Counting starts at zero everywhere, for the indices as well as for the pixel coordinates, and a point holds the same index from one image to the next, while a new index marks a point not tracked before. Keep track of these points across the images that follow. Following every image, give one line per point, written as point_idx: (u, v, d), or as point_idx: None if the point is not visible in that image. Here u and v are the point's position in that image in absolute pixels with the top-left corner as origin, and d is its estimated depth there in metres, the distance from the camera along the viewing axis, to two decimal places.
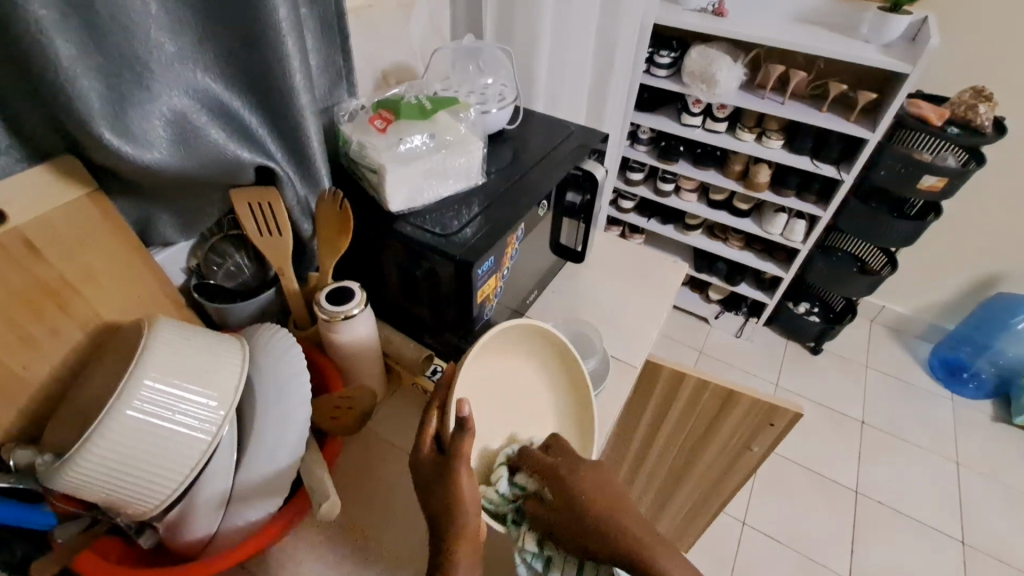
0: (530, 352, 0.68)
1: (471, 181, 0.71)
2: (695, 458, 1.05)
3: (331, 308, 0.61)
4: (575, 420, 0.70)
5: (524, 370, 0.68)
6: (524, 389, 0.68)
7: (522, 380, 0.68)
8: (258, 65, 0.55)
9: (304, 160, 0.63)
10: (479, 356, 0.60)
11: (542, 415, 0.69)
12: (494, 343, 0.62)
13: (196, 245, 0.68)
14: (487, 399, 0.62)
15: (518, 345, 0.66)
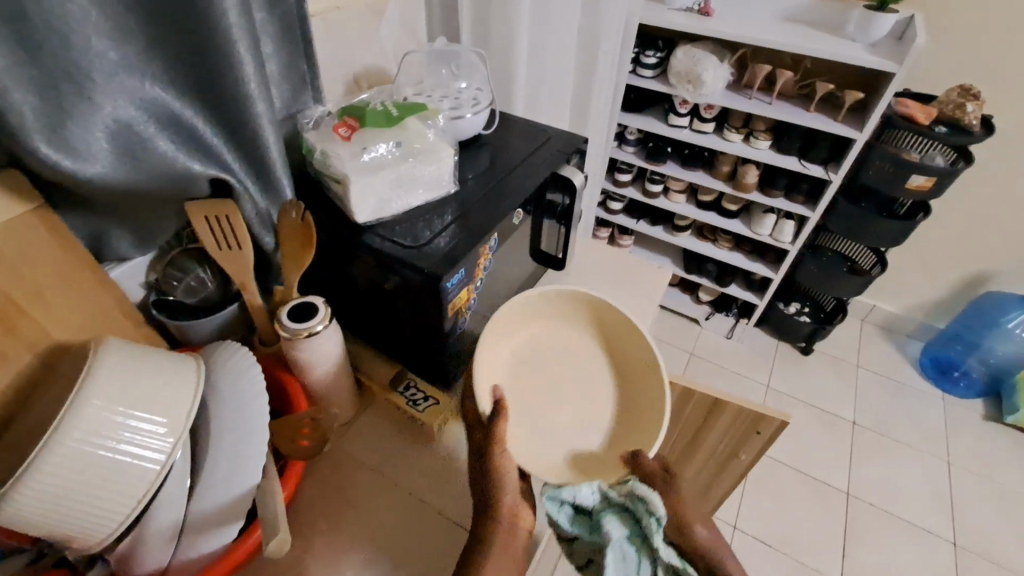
0: (572, 322, 0.77)
1: (442, 189, 0.69)
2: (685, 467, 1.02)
3: (293, 326, 0.58)
4: (638, 373, 0.72)
5: (577, 342, 0.76)
6: (570, 354, 0.75)
7: (574, 348, 0.76)
8: (212, 73, 0.53)
9: (263, 172, 0.61)
10: (512, 326, 0.74)
11: (603, 373, 0.74)
12: (526, 311, 0.75)
13: (156, 259, 0.66)
14: (534, 363, 0.74)
15: (556, 315, 0.77)
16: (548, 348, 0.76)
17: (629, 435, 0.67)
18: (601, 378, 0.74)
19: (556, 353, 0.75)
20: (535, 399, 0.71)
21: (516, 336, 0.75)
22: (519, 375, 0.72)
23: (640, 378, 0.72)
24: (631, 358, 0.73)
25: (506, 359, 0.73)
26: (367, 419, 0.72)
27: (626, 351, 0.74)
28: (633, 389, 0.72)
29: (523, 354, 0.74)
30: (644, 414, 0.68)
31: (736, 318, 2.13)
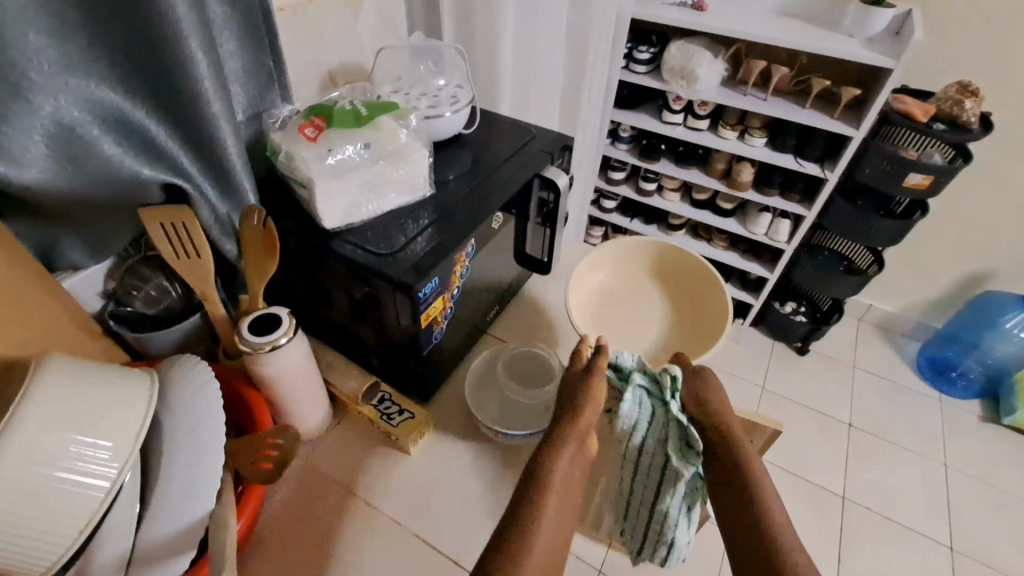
0: (648, 267, 0.88)
1: (417, 193, 0.65)
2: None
3: (255, 340, 0.54)
4: (703, 312, 0.82)
5: (649, 283, 0.87)
6: (644, 293, 0.86)
7: (647, 287, 0.87)
8: (165, 72, 0.49)
9: (223, 175, 0.57)
10: (596, 264, 0.85)
11: (671, 307, 0.84)
12: (610, 253, 0.86)
13: (113, 268, 0.62)
14: (611, 298, 0.85)
15: (636, 260, 0.88)
16: (625, 286, 0.87)
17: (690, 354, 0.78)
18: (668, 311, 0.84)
19: (630, 297, 0.86)
20: (609, 324, 0.82)
21: (598, 273, 0.86)
22: (599, 305, 0.84)
23: (704, 316, 0.81)
24: (701, 300, 0.83)
25: (590, 291, 0.84)
26: (338, 433, 0.68)
27: (695, 293, 0.84)
28: (699, 325, 0.81)
29: (603, 295, 0.85)
30: (704, 341, 0.78)
31: (731, 319, 2.12)
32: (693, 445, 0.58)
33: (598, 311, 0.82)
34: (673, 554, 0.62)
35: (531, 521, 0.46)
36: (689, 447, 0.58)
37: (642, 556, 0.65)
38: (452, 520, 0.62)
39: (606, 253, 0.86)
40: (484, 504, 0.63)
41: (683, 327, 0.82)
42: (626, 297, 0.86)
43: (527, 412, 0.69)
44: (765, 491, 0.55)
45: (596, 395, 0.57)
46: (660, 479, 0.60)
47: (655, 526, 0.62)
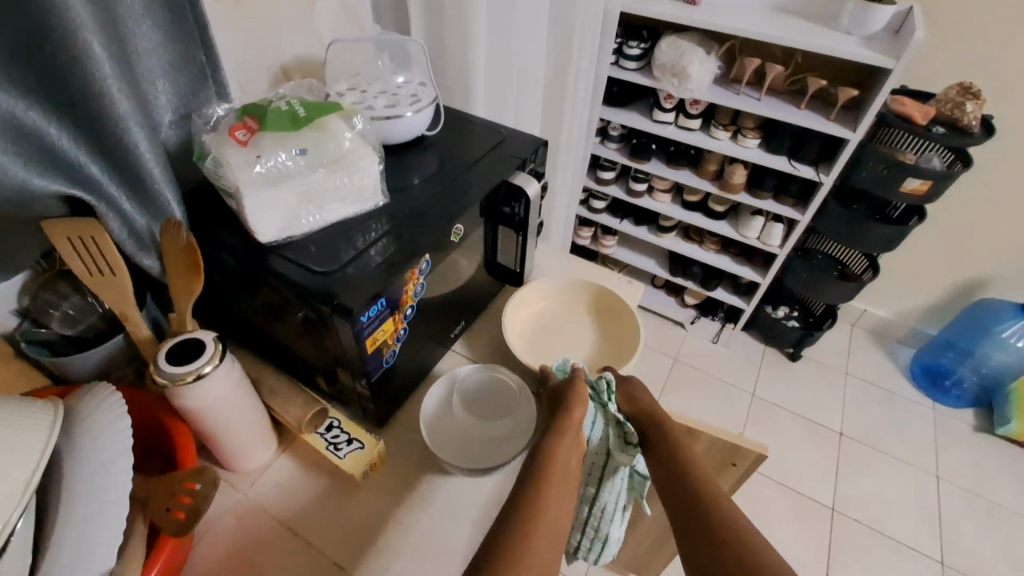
0: (567, 299, 0.84)
1: (367, 202, 0.59)
2: (645, 520, 0.88)
3: (173, 370, 0.48)
4: (619, 333, 0.79)
5: (571, 314, 0.83)
6: (567, 322, 0.82)
7: (569, 317, 0.82)
8: (63, 68, 0.43)
9: (139, 183, 0.51)
10: (520, 303, 0.81)
11: (593, 332, 0.81)
12: (529, 292, 0.82)
13: (27, 282, 0.55)
14: (537, 332, 0.80)
15: (556, 295, 0.84)
16: (548, 319, 0.82)
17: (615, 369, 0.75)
18: (591, 335, 0.80)
19: (566, 325, 0.81)
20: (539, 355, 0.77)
21: (523, 310, 0.81)
22: (526, 339, 0.79)
23: (621, 336, 0.79)
24: (617, 324, 0.80)
25: (517, 326, 0.79)
26: (282, 464, 0.63)
27: (611, 317, 0.81)
28: (618, 345, 0.78)
29: (532, 329, 0.80)
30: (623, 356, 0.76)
31: (722, 323, 2.06)
32: (630, 439, 0.60)
33: (529, 347, 0.78)
34: (606, 549, 0.69)
35: (533, 513, 0.43)
36: (627, 442, 0.60)
37: (579, 557, 0.71)
38: (400, 563, 0.56)
39: (532, 288, 0.83)
40: (437, 548, 0.57)
41: (606, 348, 0.79)
42: (563, 326, 0.81)
43: (493, 444, 0.63)
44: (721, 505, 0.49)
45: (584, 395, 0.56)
46: (601, 480, 0.63)
47: (600, 526, 0.67)
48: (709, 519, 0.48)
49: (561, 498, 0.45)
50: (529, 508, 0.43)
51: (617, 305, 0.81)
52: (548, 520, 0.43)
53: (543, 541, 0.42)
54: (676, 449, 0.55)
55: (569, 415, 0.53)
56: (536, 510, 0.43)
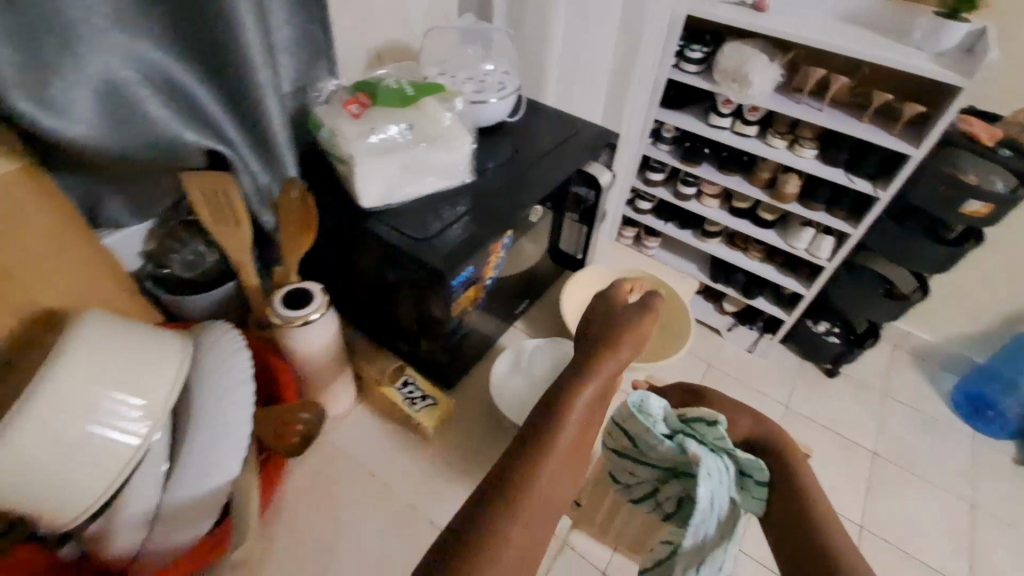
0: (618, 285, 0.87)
1: (456, 178, 0.64)
2: None
3: (286, 313, 0.55)
4: (665, 320, 0.83)
5: None
6: None
7: (619, 301, 0.86)
8: (216, 35, 0.48)
9: (265, 146, 0.57)
10: (576, 285, 0.84)
11: None
12: (585, 276, 0.85)
13: (154, 228, 0.62)
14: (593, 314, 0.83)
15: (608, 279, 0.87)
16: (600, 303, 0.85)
17: (668, 352, 0.80)
18: None
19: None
20: None
21: (579, 292, 0.84)
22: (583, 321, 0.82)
23: (668, 322, 0.83)
24: (664, 311, 0.84)
25: (574, 307, 0.82)
26: (362, 413, 0.68)
27: (659, 304, 0.85)
28: (669, 330, 0.82)
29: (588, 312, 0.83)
30: (675, 340, 0.81)
31: (760, 333, 2.05)
32: (756, 476, 0.53)
33: None
34: None
35: (536, 471, 0.39)
36: (752, 477, 0.53)
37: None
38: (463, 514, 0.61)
39: (584, 274, 0.85)
40: None
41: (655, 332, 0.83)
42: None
43: None
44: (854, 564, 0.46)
45: (630, 340, 0.49)
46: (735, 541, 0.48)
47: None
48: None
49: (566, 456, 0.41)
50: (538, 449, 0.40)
51: (664, 294, 0.85)
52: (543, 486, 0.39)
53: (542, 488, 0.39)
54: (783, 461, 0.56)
55: (605, 364, 0.46)
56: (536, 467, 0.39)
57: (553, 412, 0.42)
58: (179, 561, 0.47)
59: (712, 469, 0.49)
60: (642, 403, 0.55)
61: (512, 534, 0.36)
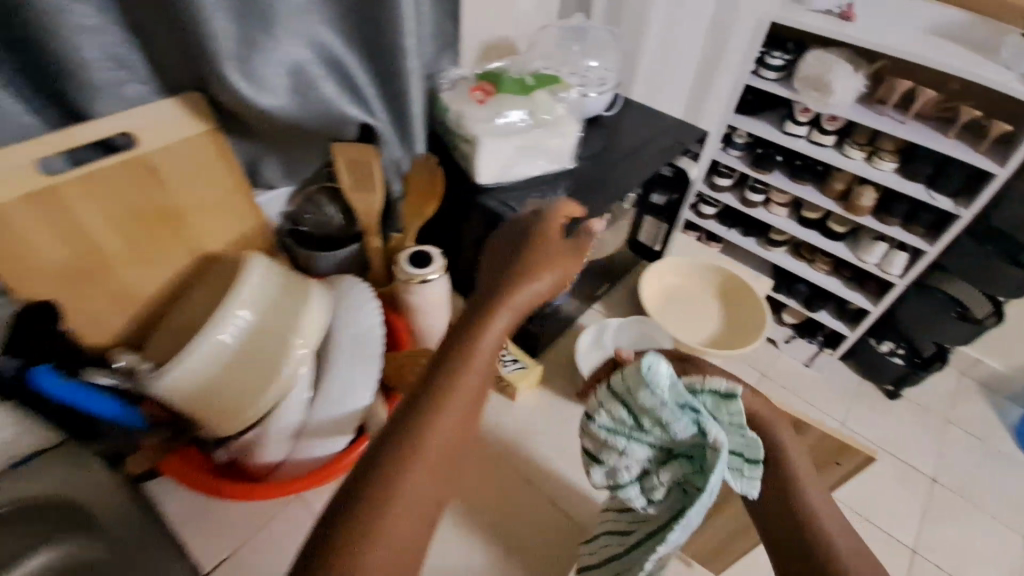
0: (697, 277, 0.90)
1: (561, 164, 0.70)
2: None
3: (410, 270, 0.63)
4: (739, 316, 0.86)
5: (698, 290, 0.89)
6: (695, 299, 0.88)
7: (696, 293, 0.89)
8: (379, 24, 0.56)
9: (403, 123, 0.65)
10: (658, 271, 0.88)
11: (718, 309, 0.88)
12: (666, 264, 0.89)
13: (296, 191, 0.72)
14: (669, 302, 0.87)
15: (688, 271, 0.90)
16: (677, 293, 0.89)
17: (738, 342, 0.83)
18: (714, 312, 0.87)
19: (692, 302, 0.88)
20: (671, 321, 0.85)
21: (660, 279, 0.89)
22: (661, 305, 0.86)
23: (741, 317, 0.86)
24: (737, 307, 0.87)
25: (651, 291, 0.87)
26: None
27: (735, 299, 0.88)
28: (741, 323, 0.85)
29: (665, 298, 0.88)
30: (746, 332, 0.84)
31: (819, 347, 2.00)
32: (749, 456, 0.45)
33: (664, 312, 0.86)
34: None
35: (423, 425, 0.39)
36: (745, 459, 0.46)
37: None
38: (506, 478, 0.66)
39: (659, 266, 0.89)
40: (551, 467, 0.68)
41: (728, 325, 0.86)
42: (687, 301, 0.88)
43: None
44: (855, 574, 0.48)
45: (537, 279, 0.48)
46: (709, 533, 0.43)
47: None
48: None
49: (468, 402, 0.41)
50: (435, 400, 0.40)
51: (741, 290, 0.87)
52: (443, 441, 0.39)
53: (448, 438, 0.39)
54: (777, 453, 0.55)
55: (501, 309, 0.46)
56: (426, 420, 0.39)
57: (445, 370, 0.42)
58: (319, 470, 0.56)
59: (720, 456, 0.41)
60: (652, 371, 0.43)
61: (405, 491, 0.36)
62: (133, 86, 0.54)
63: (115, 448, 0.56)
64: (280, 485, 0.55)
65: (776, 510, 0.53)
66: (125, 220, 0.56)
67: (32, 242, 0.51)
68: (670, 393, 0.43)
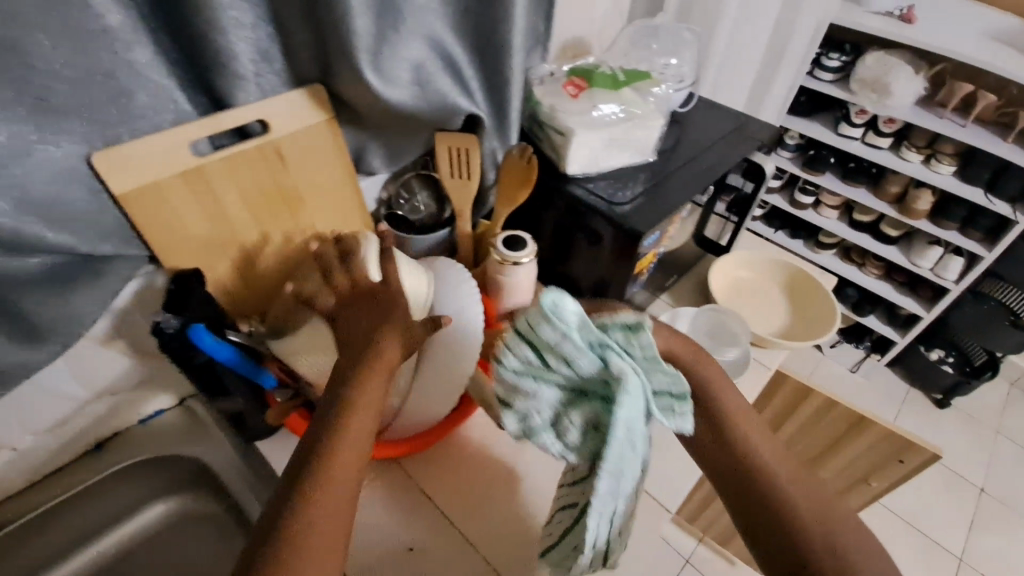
0: (769, 271, 0.92)
1: (643, 157, 0.73)
2: (829, 464, 1.05)
3: (505, 252, 0.67)
4: (805, 311, 0.88)
5: (766, 285, 0.92)
6: (764, 292, 0.91)
7: (764, 287, 0.91)
8: (490, 23, 0.61)
9: (501, 115, 0.69)
10: (730, 262, 0.92)
11: (786, 303, 0.90)
12: (736, 256, 0.92)
13: (389, 180, 0.77)
14: (738, 293, 0.90)
15: (758, 264, 0.92)
16: (746, 285, 0.91)
17: (807, 331, 0.85)
18: (780, 305, 0.89)
19: (759, 294, 0.90)
20: (741, 310, 0.88)
21: (730, 270, 0.92)
22: (730, 296, 0.89)
23: (806, 312, 0.88)
24: (806, 301, 0.89)
25: (720, 282, 0.89)
26: None
27: (803, 294, 0.89)
28: (809, 316, 0.87)
29: (736, 289, 0.90)
30: (813, 324, 0.86)
31: (867, 352, 1.97)
32: (665, 389, 0.48)
33: (734, 301, 0.88)
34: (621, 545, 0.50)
35: (297, 518, 0.40)
36: (664, 393, 0.48)
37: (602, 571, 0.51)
38: None
39: (726, 259, 0.91)
40: None
41: (794, 319, 0.88)
42: (755, 293, 0.90)
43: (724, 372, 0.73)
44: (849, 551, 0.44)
45: (388, 360, 0.50)
46: (634, 456, 0.47)
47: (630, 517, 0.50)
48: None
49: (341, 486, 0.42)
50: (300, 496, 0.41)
51: (809, 286, 0.89)
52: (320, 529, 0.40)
53: (325, 521, 0.40)
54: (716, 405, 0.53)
55: (359, 396, 0.47)
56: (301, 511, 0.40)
57: (313, 463, 0.43)
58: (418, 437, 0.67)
59: (624, 389, 0.44)
60: (557, 307, 0.45)
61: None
62: (269, 79, 0.59)
63: (241, 406, 0.63)
64: (392, 445, 0.66)
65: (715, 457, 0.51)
66: (253, 201, 0.62)
67: (181, 216, 0.57)
68: (573, 328, 0.45)
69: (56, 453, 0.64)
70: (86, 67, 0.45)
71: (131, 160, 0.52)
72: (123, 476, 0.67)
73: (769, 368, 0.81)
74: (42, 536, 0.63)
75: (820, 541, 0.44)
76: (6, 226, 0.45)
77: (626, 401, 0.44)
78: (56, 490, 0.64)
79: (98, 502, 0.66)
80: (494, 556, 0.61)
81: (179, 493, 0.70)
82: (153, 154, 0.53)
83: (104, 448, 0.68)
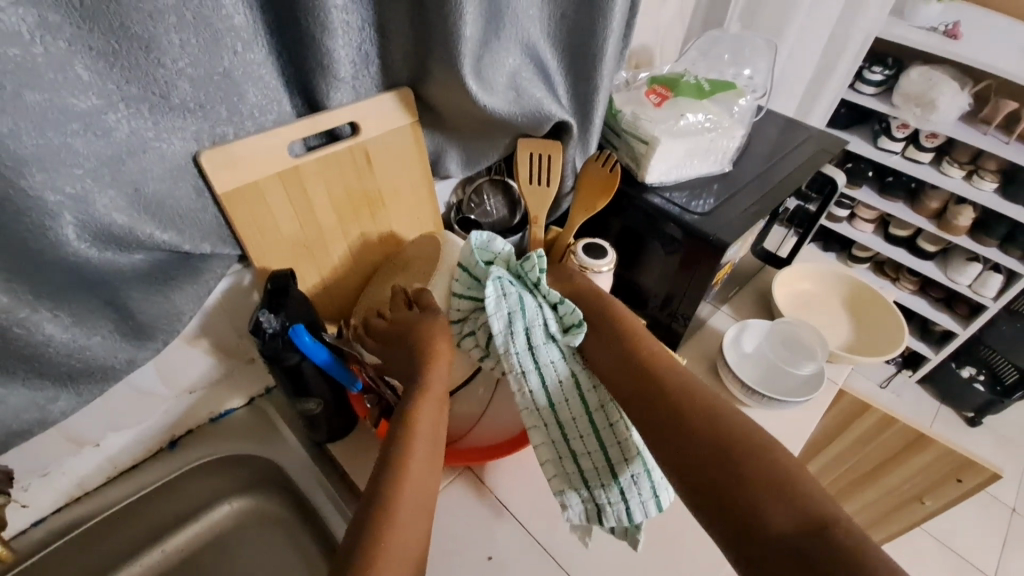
0: (832, 286, 0.91)
1: (720, 167, 0.73)
2: (883, 481, 1.05)
3: (587, 259, 0.66)
4: (871, 327, 0.86)
5: (828, 298, 0.91)
6: (826, 307, 0.90)
7: (827, 301, 0.91)
8: (585, 31, 0.61)
9: (585, 124, 0.69)
10: (795, 275, 0.91)
11: (851, 317, 0.89)
12: (800, 269, 0.92)
13: (460, 185, 0.78)
14: (801, 307, 0.89)
15: (821, 279, 0.92)
16: (808, 300, 0.90)
17: (875, 345, 0.84)
18: (843, 319, 0.89)
19: (823, 308, 0.90)
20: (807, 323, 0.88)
21: (794, 284, 0.91)
22: (793, 309, 0.88)
23: (869, 329, 0.86)
24: (871, 317, 0.87)
25: (781, 296, 0.88)
26: None
27: (868, 310, 0.88)
28: (874, 332, 0.86)
29: (800, 301, 0.90)
30: (879, 339, 0.84)
31: (898, 368, 1.97)
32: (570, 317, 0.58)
33: (798, 314, 0.88)
34: (625, 499, 0.55)
35: (392, 503, 0.43)
36: (569, 325, 0.58)
37: (608, 514, 0.56)
38: None
39: (789, 273, 0.91)
40: None
41: (858, 335, 0.86)
42: (818, 307, 0.90)
43: (800, 385, 0.75)
44: (753, 471, 0.44)
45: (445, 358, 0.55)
46: (540, 377, 0.57)
47: (603, 447, 0.56)
48: (751, 504, 0.43)
49: (423, 478, 0.46)
50: (385, 503, 0.43)
51: (874, 302, 0.88)
52: (407, 523, 0.42)
53: (408, 519, 0.43)
54: (648, 358, 0.55)
55: (428, 387, 0.52)
56: (393, 501, 0.43)
57: (388, 467, 0.45)
58: (495, 447, 0.66)
59: (504, 304, 0.57)
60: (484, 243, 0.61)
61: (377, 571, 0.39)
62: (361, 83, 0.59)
63: (319, 407, 0.62)
64: (466, 453, 0.66)
65: (659, 416, 0.50)
66: (341, 203, 0.62)
67: (276, 217, 0.57)
68: (493, 260, 0.61)
69: (135, 448, 0.64)
70: (207, 65, 0.45)
71: (239, 160, 0.52)
72: (200, 473, 0.67)
73: (836, 383, 0.81)
74: (121, 531, 0.64)
75: (760, 496, 0.43)
76: (122, 223, 0.45)
77: (501, 308, 0.57)
78: (135, 484, 0.64)
79: (175, 497, 0.66)
80: (558, 552, 0.61)
81: (249, 492, 0.70)
82: (257, 153, 0.53)
83: (179, 445, 0.68)
